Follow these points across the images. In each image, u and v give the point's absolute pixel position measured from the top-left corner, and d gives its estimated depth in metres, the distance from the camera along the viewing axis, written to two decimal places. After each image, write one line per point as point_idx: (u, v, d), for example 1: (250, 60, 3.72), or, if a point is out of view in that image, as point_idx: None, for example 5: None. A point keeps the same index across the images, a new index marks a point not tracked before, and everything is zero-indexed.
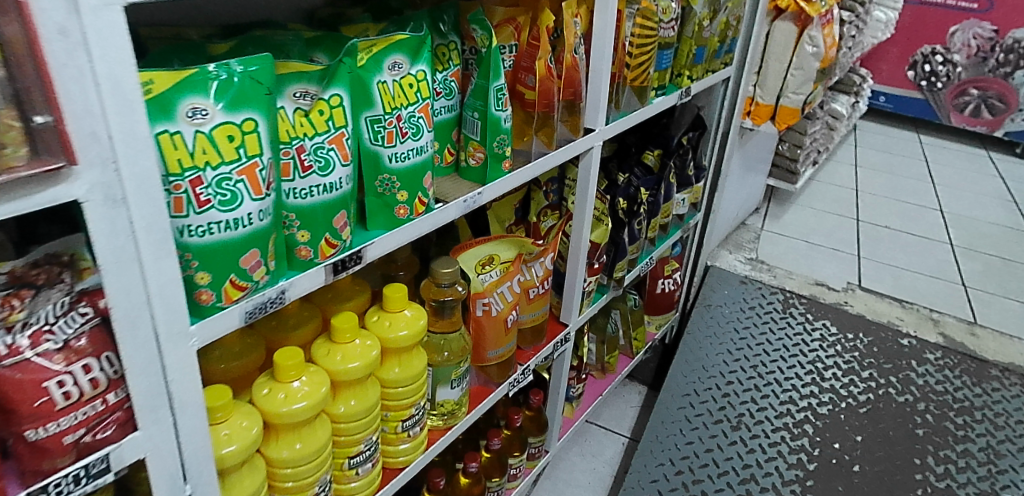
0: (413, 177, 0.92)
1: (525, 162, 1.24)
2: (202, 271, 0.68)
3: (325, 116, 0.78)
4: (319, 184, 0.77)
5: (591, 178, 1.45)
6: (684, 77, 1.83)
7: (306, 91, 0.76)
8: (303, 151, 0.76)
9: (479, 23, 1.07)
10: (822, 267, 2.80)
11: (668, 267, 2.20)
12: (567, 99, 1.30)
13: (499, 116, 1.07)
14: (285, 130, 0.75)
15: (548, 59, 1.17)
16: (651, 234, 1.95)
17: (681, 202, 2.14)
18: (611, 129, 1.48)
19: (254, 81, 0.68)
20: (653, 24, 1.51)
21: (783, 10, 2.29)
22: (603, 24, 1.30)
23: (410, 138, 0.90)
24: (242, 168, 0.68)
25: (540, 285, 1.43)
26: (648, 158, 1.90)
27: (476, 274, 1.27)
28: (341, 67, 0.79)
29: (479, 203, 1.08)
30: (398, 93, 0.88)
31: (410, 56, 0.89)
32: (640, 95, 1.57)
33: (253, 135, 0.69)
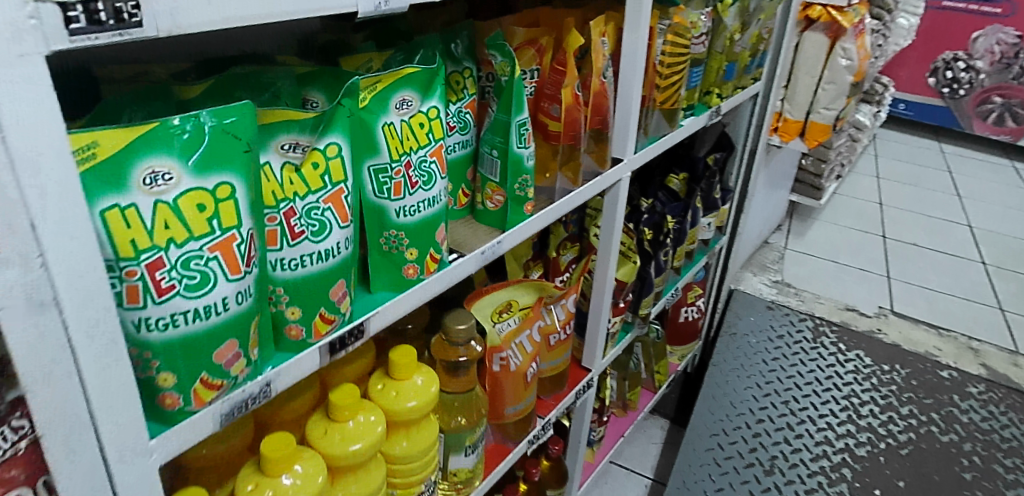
0: (424, 232, 0.79)
1: (549, 201, 1.12)
2: (166, 372, 0.55)
3: (320, 170, 0.64)
4: (312, 251, 0.64)
5: (618, 210, 1.33)
6: (713, 95, 1.68)
7: (297, 142, 0.63)
8: (292, 214, 0.63)
9: (499, 48, 0.94)
10: (851, 291, 2.65)
11: (692, 295, 2.06)
12: (594, 128, 1.18)
13: (521, 153, 0.94)
14: (271, 191, 0.62)
15: (575, 86, 1.05)
16: (676, 263, 1.81)
17: (707, 226, 1.99)
18: (639, 158, 1.35)
19: (230, 134, 0.55)
20: (686, 40, 1.37)
21: (813, 21, 2.16)
22: (634, 44, 1.18)
23: (422, 187, 0.77)
24: (215, 243, 0.55)
25: (562, 329, 1.31)
26: (673, 182, 1.78)
27: (492, 324, 1.14)
28: (340, 111, 0.66)
29: (499, 252, 0.95)
30: (407, 135, 0.75)
31: (421, 91, 0.76)
32: (670, 117, 1.44)
33: (229, 203, 0.56)
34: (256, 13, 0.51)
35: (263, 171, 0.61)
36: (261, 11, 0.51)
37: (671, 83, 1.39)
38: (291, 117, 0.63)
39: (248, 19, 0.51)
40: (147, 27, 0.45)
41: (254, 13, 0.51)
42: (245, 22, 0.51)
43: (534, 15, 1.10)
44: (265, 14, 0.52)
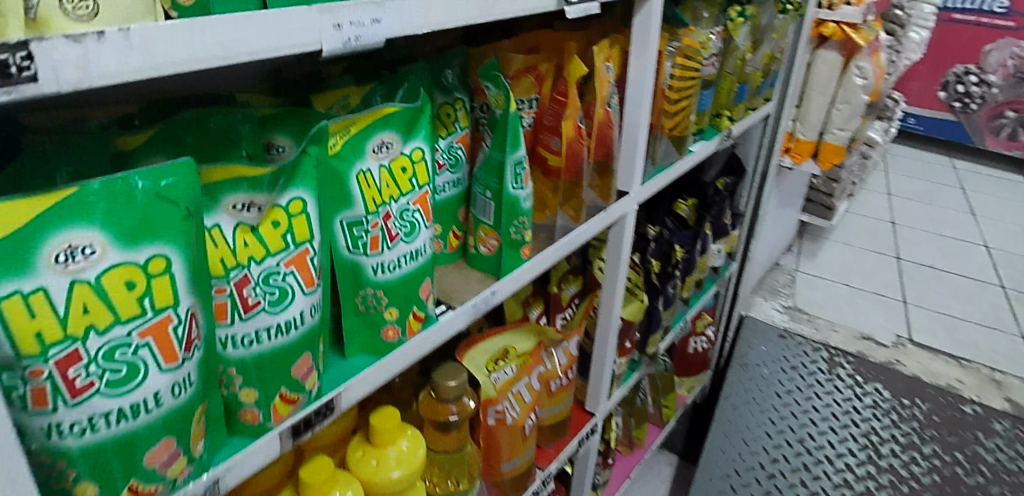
0: (405, 289, 0.70)
1: (549, 239, 1.03)
2: (84, 482, 0.46)
3: (281, 228, 0.56)
4: (269, 324, 0.56)
5: (623, 246, 1.25)
6: (724, 117, 1.58)
7: (252, 201, 0.55)
8: (245, 283, 0.54)
9: (493, 78, 0.84)
10: (866, 317, 2.55)
11: (701, 323, 1.97)
12: (596, 160, 1.09)
13: (517, 195, 0.85)
14: (219, 258, 0.53)
15: (577, 118, 0.95)
16: (685, 294, 1.72)
17: (716, 253, 1.90)
18: (647, 189, 1.26)
19: (164, 199, 0.47)
20: (696, 63, 1.28)
21: (827, 38, 2.07)
22: (642, 69, 1.09)
23: (403, 240, 0.69)
24: (144, 328, 0.46)
25: (562, 375, 1.23)
26: (682, 208, 1.68)
27: (487, 374, 1.04)
28: (305, 160, 0.57)
29: (492, 303, 0.85)
30: (385, 182, 0.67)
31: (402, 132, 0.68)
32: (679, 145, 1.35)
33: (164, 279, 0.47)
34: (194, 58, 0.42)
35: (211, 234, 0.52)
36: (200, 54, 0.43)
37: (681, 109, 1.30)
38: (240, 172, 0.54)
39: (183, 65, 0.42)
40: (45, 81, 0.36)
41: (191, 57, 0.42)
42: (180, 69, 0.42)
43: (533, 39, 1.01)
44: (205, 58, 0.43)
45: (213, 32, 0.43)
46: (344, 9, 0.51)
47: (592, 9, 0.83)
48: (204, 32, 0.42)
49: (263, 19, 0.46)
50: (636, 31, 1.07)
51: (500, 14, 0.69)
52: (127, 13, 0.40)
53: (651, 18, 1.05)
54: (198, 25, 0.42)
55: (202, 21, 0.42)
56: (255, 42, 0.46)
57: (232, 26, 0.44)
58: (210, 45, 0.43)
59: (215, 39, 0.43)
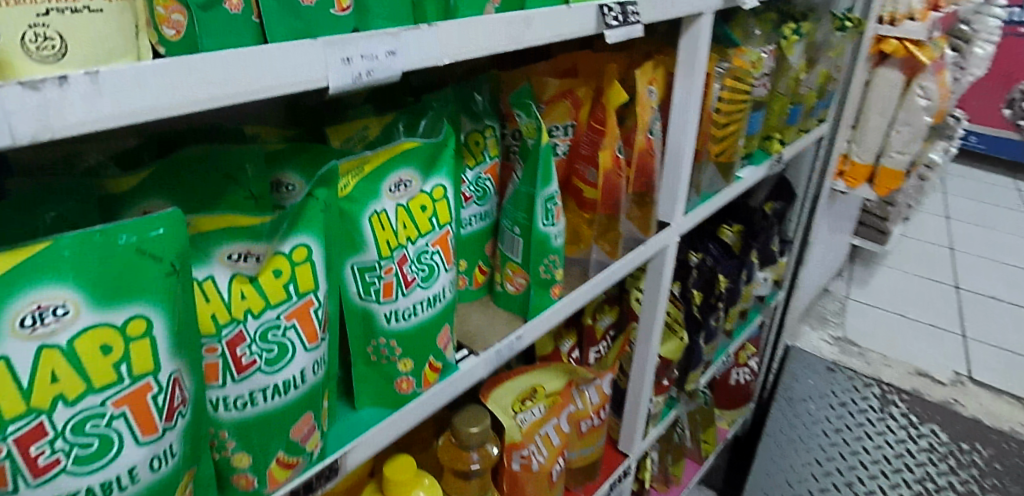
0: (421, 338, 0.65)
1: (583, 274, 0.96)
2: None
3: (284, 278, 0.51)
4: (265, 385, 0.51)
5: (663, 279, 1.18)
6: (775, 141, 1.47)
7: (249, 251, 0.50)
8: (238, 342, 0.49)
9: (524, 106, 0.79)
10: (922, 351, 2.39)
11: (744, 354, 1.87)
12: (636, 191, 1.02)
13: (547, 232, 0.79)
14: (211, 314, 0.48)
15: (616, 148, 0.90)
16: (728, 326, 1.63)
17: (762, 281, 1.80)
18: (690, 220, 1.19)
19: (146, 254, 0.42)
20: (746, 85, 1.20)
21: (887, 56, 1.95)
22: (687, 93, 1.02)
23: (419, 285, 0.63)
24: (120, 397, 0.42)
25: (594, 415, 1.16)
26: (727, 234, 1.59)
27: (512, 416, 0.99)
28: (311, 204, 0.52)
29: (517, 348, 0.79)
30: (403, 222, 0.61)
31: (422, 168, 0.62)
32: (726, 172, 1.27)
33: (144, 342, 0.42)
34: (175, 102, 0.38)
35: (204, 286, 0.48)
36: (183, 98, 0.38)
37: (728, 133, 1.22)
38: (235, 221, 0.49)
39: (163, 111, 0.37)
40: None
41: (171, 102, 0.37)
42: (160, 115, 0.37)
43: (570, 60, 0.95)
44: (190, 102, 0.38)
45: (199, 73, 0.38)
46: (354, 41, 0.46)
47: (634, 32, 0.77)
48: (187, 73, 0.37)
49: (258, 57, 0.41)
50: (682, 52, 0.99)
51: (531, 41, 0.63)
52: (102, 54, 0.36)
53: (699, 38, 0.97)
54: (180, 66, 0.37)
55: (185, 62, 0.37)
56: (249, 81, 0.41)
57: (220, 66, 0.39)
58: (194, 88, 0.38)
59: (200, 81, 0.38)
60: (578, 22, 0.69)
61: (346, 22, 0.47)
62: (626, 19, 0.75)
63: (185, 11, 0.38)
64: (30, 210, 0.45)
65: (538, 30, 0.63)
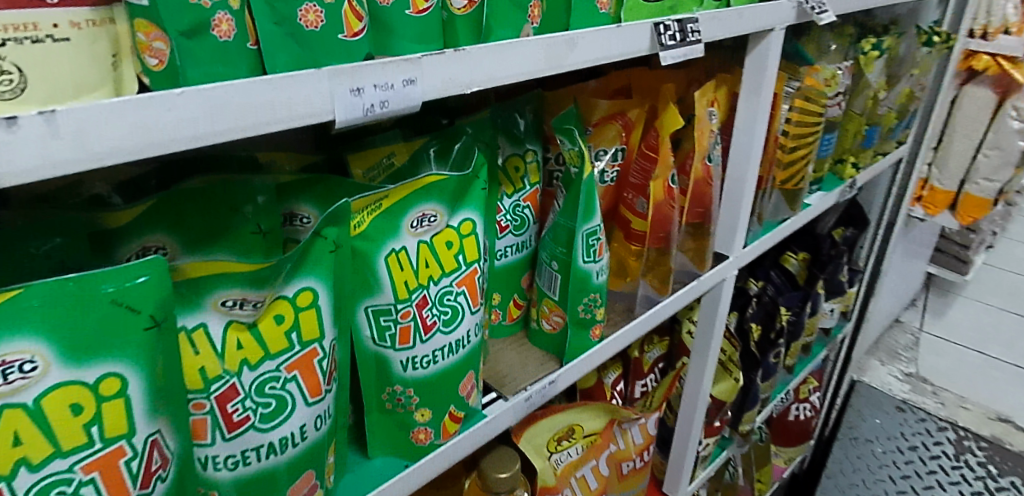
0: (440, 386, 0.59)
1: (628, 310, 0.89)
2: None
3: (286, 325, 0.46)
4: (258, 443, 0.46)
5: (719, 313, 1.10)
6: (848, 165, 1.35)
7: (245, 297, 0.45)
8: (229, 397, 0.45)
9: (566, 131, 0.70)
10: (1006, 394, 2.19)
11: (805, 388, 1.74)
12: (690, 221, 0.94)
13: (588, 269, 0.72)
14: (200, 367, 0.44)
15: (669, 177, 0.83)
16: (788, 361, 1.51)
17: (829, 313, 1.66)
18: (750, 252, 1.09)
19: (122, 306, 0.37)
20: (820, 107, 1.10)
21: (978, 72, 1.78)
22: (752, 114, 0.92)
23: (440, 330, 0.57)
24: (88, 463, 0.37)
25: (636, 457, 1.09)
26: (790, 261, 1.49)
27: (547, 456, 0.94)
28: (318, 243, 0.47)
29: (550, 394, 0.73)
30: (425, 261, 0.56)
31: (448, 202, 0.57)
32: (792, 200, 1.16)
33: (117, 402, 0.38)
34: (150, 142, 0.33)
35: (194, 336, 0.43)
36: (160, 138, 0.33)
37: (798, 158, 1.11)
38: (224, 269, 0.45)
39: (137, 153, 0.33)
40: None
41: (146, 142, 0.33)
42: (133, 157, 0.32)
43: (624, 77, 0.88)
44: (168, 141, 0.33)
45: (178, 109, 0.33)
46: (366, 70, 0.41)
47: (694, 52, 0.69)
48: (164, 110, 0.33)
49: (251, 90, 0.36)
50: (748, 71, 0.90)
51: (574, 65, 0.57)
52: (68, 88, 0.31)
53: (768, 55, 0.88)
54: (154, 102, 0.32)
55: (162, 97, 0.32)
56: (239, 117, 0.36)
57: (203, 100, 0.34)
58: (173, 127, 0.33)
59: (180, 118, 0.33)
60: (630, 42, 0.62)
61: (358, 48, 0.41)
62: (686, 38, 0.67)
63: (168, 37, 0.33)
64: (18, 246, 0.41)
65: (583, 52, 0.57)
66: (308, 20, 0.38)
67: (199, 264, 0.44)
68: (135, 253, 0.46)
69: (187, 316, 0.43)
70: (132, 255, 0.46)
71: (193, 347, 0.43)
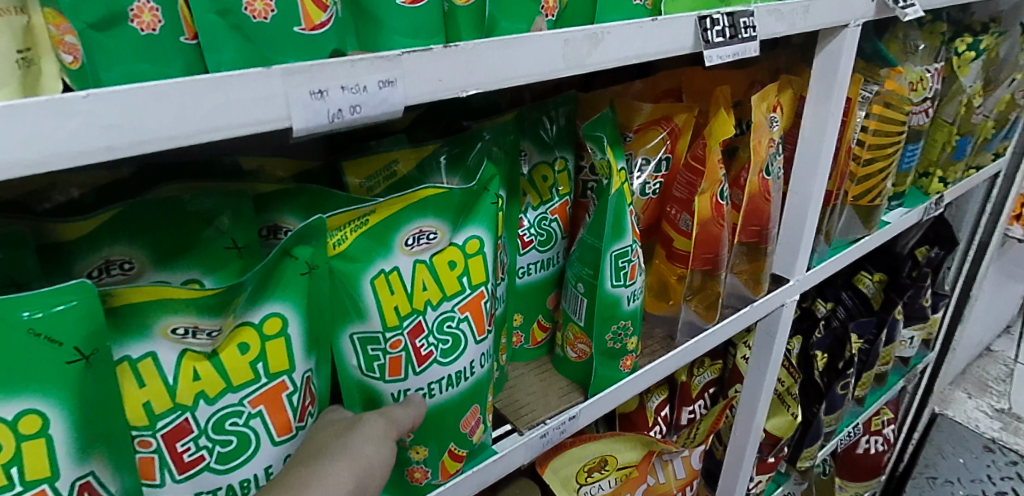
0: (438, 422, 0.54)
1: (667, 338, 0.80)
2: None
3: (251, 355, 0.42)
4: (213, 486, 0.42)
5: (776, 343, 0.99)
6: (935, 179, 1.21)
7: (198, 325, 0.40)
8: (181, 435, 0.41)
9: (595, 140, 0.63)
10: None
11: (878, 421, 1.56)
12: (746, 240, 0.84)
13: (617, 293, 0.65)
14: (146, 402, 0.40)
15: (717, 192, 0.73)
16: (859, 392, 1.37)
17: (908, 341, 1.50)
18: (814, 276, 0.98)
19: (41, 337, 0.33)
20: (903, 114, 0.98)
21: None
22: (820, 122, 0.81)
23: (437, 361, 0.52)
24: None
25: (677, 492, 0.98)
26: (865, 282, 1.35)
27: (575, 488, 0.87)
28: (288, 265, 0.43)
29: (569, 431, 0.66)
30: (422, 284, 0.50)
31: (450, 218, 0.51)
32: (867, 217, 1.03)
33: (39, 441, 0.34)
34: (50, 154, 0.27)
35: (140, 366, 0.39)
36: (62, 149, 0.27)
37: (874, 171, 0.99)
38: (166, 294, 0.39)
39: (32, 167, 0.27)
40: None
41: (42, 155, 0.27)
42: (27, 173, 0.27)
43: (673, 79, 0.81)
44: (75, 153, 0.28)
45: (86, 115, 0.28)
46: (329, 69, 0.35)
47: (748, 51, 0.61)
48: (63, 115, 0.27)
49: (178, 93, 0.30)
50: (817, 73, 0.79)
51: (598, 64, 0.49)
52: None
53: (841, 56, 0.76)
54: (52, 107, 0.27)
55: (60, 101, 0.27)
56: (166, 124, 0.30)
57: (117, 104, 0.28)
58: (78, 137, 0.28)
59: (87, 126, 0.28)
60: (670, 37, 0.54)
61: (324, 43, 0.35)
62: (738, 35, 0.59)
63: (77, 30, 0.29)
64: None
65: (609, 49, 0.49)
66: (256, 10, 0.32)
67: (141, 289, 0.39)
68: (96, 267, 0.43)
69: (132, 345, 0.39)
70: (93, 269, 0.42)
71: (139, 379, 0.39)
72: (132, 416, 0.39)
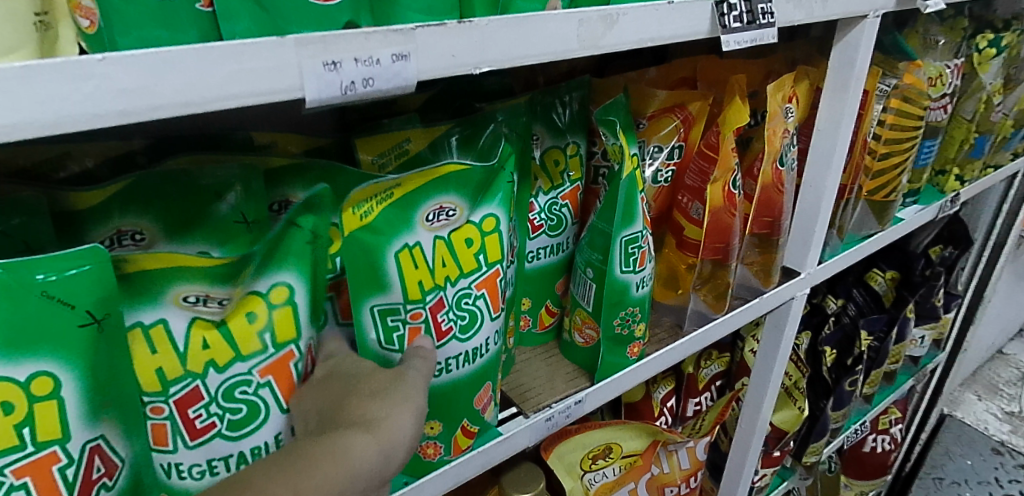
0: (455, 398, 0.54)
1: (676, 326, 0.80)
2: None
3: (258, 324, 0.42)
4: (224, 453, 0.42)
5: (785, 336, 0.98)
6: (952, 177, 1.19)
7: (208, 293, 0.41)
8: (189, 402, 0.41)
9: (608, 125, 0.63)
10: None
11: (886, 419, 1.54)
12: (758, 231, 0.84)
13: (626, 279, 0.65)
14: (157, 368, 0.40)
15: (729, 181, 0.73)
16: (867, 390, 1.36)
17: (918, 341, 1.49)
18: (825, 270, 0.98)
19: (55, 299, 0.34)
20: (920, 109, 0.96)
21: None
22: (836, 113, 0.80)
23: (455, 337, 0.52)
24: (19, 467, 0.34)
25: (681, 483, 0.98)
26: (876, 279, 1.34)
27: (579, 474, 0.87)
28: (293, 234, 0.43)
29: (575, 415, 0.66)
30: (442, 258, 0.50)
31: (469, 194, 0.52)
32: (881, 213, 1.02)
33: (51, 403, 0.35)
34: (66, 116, 0.27)
35: (151, 332, 0.40)
36: (79, 113, 0.28)
37: (889, 166, 0.98)
38: (178, 261, 0.41)
39: (50, 128, 0.27)
40: None
41: (58, 116, 0.27)
42: (43, 134, 0.27)
43: (688, 67, 0.80)
44: (91, 117, 0.28)
45: (101, 78, 0.28)
46: (344, 40, 0.35)
47: (764, 38, 0.60)
48: (80, 79, 0.27)
49: (193, 59, 0.30)
50: (834, 65, 0.78)
51: (612, 46, 0.49)
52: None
53: (859, 46, 0.75)
54: (67, 70, 0.27)
55: (76, 64, 0.27)
56: (179, 91, 0.30)
57: (131, 69, 0.28)
58: (92, 100, 0.28)
59: (103, 91, 0.28)
60: (686, 21, 0.53)
61: (337, 15, 0.36)
62: (755, 21, 0.58)
63: None
64: None
65: (624, 32, 0.49)
66: None
67: (152, 255, 0.40)
68: (108, 237, 0.43)
69: (144, 310, 0.40)
70: (106, 238, 0.43)
71: (151, 345, 0.40)
72: (143, 382, 0.40)
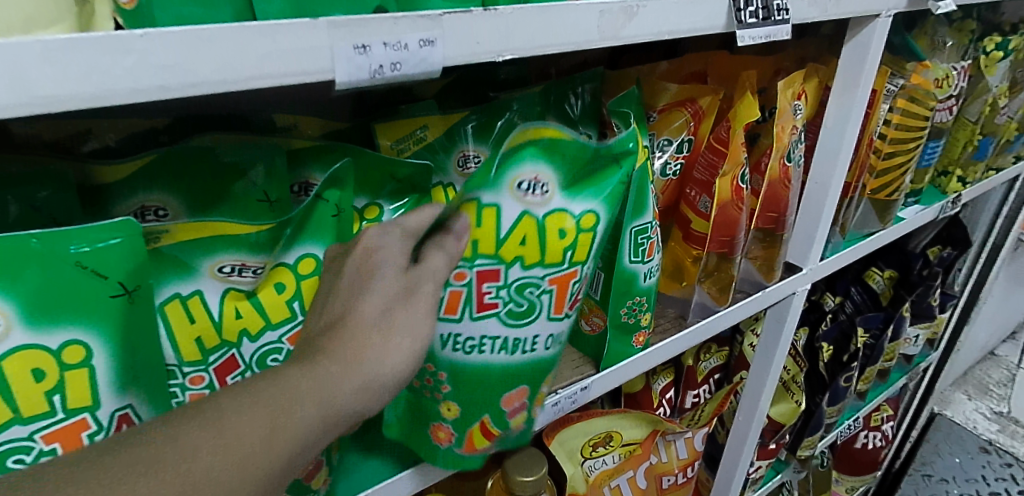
0: (478, 385, 0.56)
1: (679, 317, 0.82)
2: None
3: (287, 293, 0.45)
4: None
5: (785, 331, 0.99)
6: (954, 178, 1.19)
7: (244, 263, 0.45)
8: (227, 368, 0.44)
9: (621, 115, 0.63)
10: None
11: (878, 416, 1.57)
12: (763, 226, 0.85)
13: (635, 269, 0.66)
14: (197, 337, 0.43)
15: (738, 175, 0.74)
16: (861, 386, 1.37)
17: (913, 340, 1.50)
18: (827, 267, 0.99)
19: (88, 270, 0.37)
20: (927, 110, 0.96)
21: None
22: (844, 112, 0.81)
23: (497, 314, 0.54)
24: (51, 432, 0.37)
25: (678, 472, 0.99)
26: (874, 278, 1.35)
27: (580, 461, 0.88)
28: (319, 207, 0.46)
29: (581, 401, 0.67)
30: (522, 233, 0.53)
31: (569, 178, 0.55)
32: (883, 211, 1.03)
33: (81, 370, 0.38)
34: (107, 90, 0.28)
35: (189, 303, 0.43)
36: (120, 86, 0.29)
37: (893, 165, 0.99)
38: (222, 231, 0.44)
39: (92, 101, 0.28)
40: None
41: (99, 90, 0.28)
42: (86, 106, 0.28)
43: (700, 61, 0.81)
44: (130, 91, 0.29)
45: (142, 54, 0.29)
46: (373, 23, 0.35)
47: (779, 33, 0.61)
48: (122, 53, 0.28)
49: (229, 37, 0.31)
50: (843, 65, 0.79)
51: (632, 37, 0.49)
52: (33, 10, 0.27)
53: (870, 45, 0.76)
54: (108, 44, 0.28)
55: (117, 38, 0.28)
56: (216, 69, 0.31)
57: (170, 45, 0.29)
58: (132, 74, 0.29)
59: (142, 66, 0.29)
60: (703, 15, 0.54)
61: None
62: (770, 17, 0.59)
63: None
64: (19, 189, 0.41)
65: (644, 23, 0.49)
66: None
67: (195, 225, 0.43)
68: (132, 211, 0.44)
69: (183, 283, 0.43)
70: (131, 213, 0.44)
71: (188, 315, 0.43)
72: (184, 351, 0.43)
